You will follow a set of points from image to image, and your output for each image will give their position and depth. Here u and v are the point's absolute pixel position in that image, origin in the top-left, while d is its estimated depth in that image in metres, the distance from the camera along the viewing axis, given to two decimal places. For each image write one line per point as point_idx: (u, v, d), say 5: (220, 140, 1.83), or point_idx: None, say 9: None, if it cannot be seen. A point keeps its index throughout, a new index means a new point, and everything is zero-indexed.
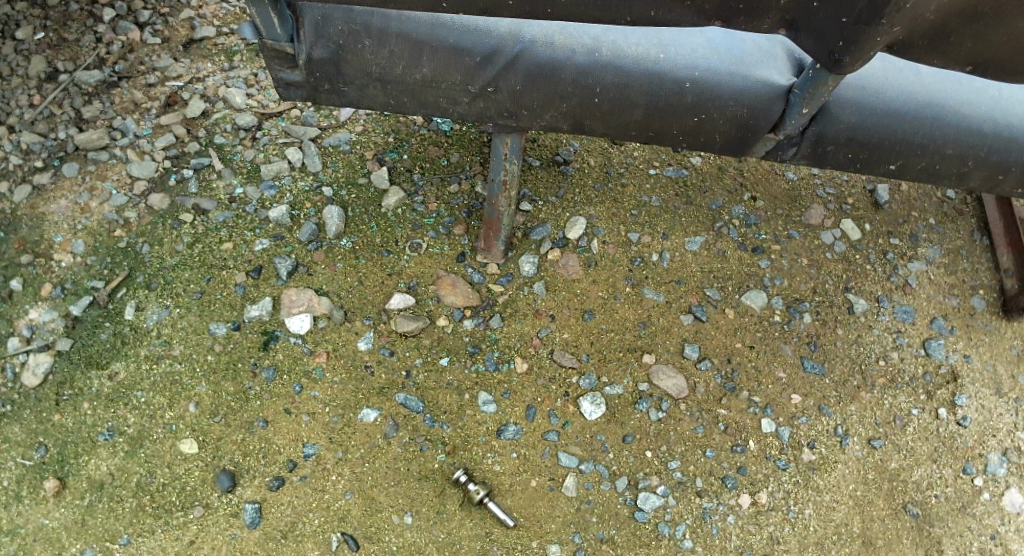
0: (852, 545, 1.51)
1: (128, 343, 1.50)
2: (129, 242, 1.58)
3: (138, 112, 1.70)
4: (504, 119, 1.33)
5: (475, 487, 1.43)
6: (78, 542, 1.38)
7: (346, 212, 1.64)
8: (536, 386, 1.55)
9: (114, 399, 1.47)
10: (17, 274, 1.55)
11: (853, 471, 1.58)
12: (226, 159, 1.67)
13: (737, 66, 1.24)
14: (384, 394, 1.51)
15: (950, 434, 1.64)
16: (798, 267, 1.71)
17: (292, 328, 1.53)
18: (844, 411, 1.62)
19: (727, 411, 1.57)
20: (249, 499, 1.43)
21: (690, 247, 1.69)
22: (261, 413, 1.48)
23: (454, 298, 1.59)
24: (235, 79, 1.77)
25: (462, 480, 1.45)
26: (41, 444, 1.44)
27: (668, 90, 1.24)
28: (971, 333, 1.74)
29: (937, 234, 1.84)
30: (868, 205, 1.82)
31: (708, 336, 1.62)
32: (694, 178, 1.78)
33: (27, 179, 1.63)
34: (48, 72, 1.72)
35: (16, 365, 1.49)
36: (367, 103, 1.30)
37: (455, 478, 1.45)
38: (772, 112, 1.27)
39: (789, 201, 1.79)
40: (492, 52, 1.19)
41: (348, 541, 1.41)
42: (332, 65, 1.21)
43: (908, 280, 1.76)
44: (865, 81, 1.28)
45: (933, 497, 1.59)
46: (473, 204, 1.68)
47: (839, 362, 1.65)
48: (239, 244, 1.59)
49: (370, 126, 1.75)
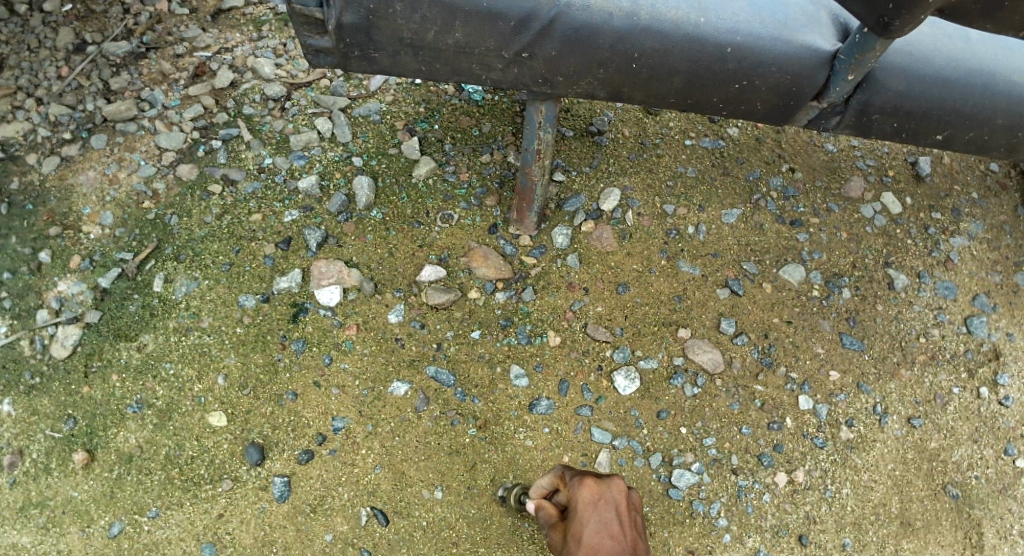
0: (890, 526, 1.50)
1: (156, 315, 1.49)
2: (157, 214, 1.57)
3: (167, 83, 1.68)
4: (539, 86, 1.28)
5: (505, 492, 1.43)
6: (107, 515, 1.38)
7: (376, 182, 1.62)
8: (569, 360, 1.52)
9: (143, 371, 1.46)
10: (46, 246, 1.54)
11: (893, 450, 1.55)
12: (255, 129, 1.65)
13: (780, 31, 1.20)
14: (415, 366, 1.49)
15: (991, 413, 1.61)
16: (838, 241, 1.68)
17: (322, 300, 1.51)
18: (884, 389, 1.58)
19: (764, 388, 1.54)
20: (278, 472, 1.42)
21: (727, 220, 1.65)
22: (291, 386, 1.46)
23: (487, 270, 1.57)
24: (264, 49, 1.75)
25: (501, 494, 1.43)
26: (69, 417, 1.43)
27: (709, 55, 1.20)
28: (1014, 311, 1.70)
29: (980, 209, 1.79)
30: (910, 179, 1.77)
31: (745, 311, 1.59)
32: (731, 149, 1.73)
33: (55, 151, 1.61)
34: (76, 44, 1.70)
35: (45, 337, 1.48)
36: (399, 70, 1.24)
37: (501, 497, 1.43)
38: (816, 79, 1.23)
39: (828, 173, 1.74)
40: (527, 17, 1.14)
41: (377, 515, 1.41)
42: (363, 32, 1.15)
43: (950, 256, 1.71)
44: (913, 47, 1.23)
45: (973, 478, 1.56)
46: (505, 175, 1.65)
47: (879, 338, 1.61)
48: (268, 215, 1.58)
49: (400, 96, 1.72)
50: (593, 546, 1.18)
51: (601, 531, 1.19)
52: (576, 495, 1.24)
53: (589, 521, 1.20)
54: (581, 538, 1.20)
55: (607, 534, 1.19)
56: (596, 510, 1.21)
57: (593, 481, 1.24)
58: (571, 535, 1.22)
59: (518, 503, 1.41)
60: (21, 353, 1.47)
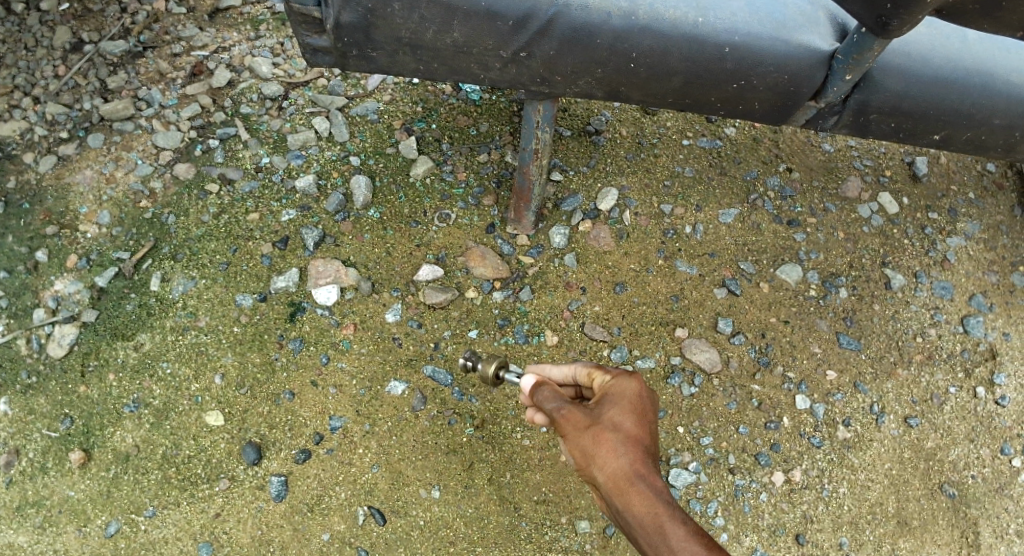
0: (887, 525, 1.51)
1: (153, 315, 1.49)
2: (154, 213, 1.56)
3: (164, 82, 1.68)
4: (537, 86, 1.28)
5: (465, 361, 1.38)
6: (103, 514, 1.38)
7: (373, 182, 1.62)
8: (566, 359, 1.53)
9: (140, 370, 1.45)
10: (42, 245, 1.53)
11: (889, 450, 1.55)
12: (252, 128, 1.65)
13: (779, 30, 1.20)
14: (412, 365, 1.49)
15: (988, 413, 1.61)
16: (835, 241, 1.68)
17: (319, 299, 1.51)
18: (881, 389, 1.59)
19: (761, 387, 1.54)
20: (276, 471, 1.42)
21: (724, 220, 1.65)
22: (288, 385, 1.46)
23: (484, 269, 1.57)
24: (261, 48, 1.75)
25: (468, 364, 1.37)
26: (66, 416, 1.43)
27: (708, 55, 1.20)
28: (1011, 311, 1.70)
29: (977, 209, 1.79)
30: (907, 179, 1.78)
31: (743, 310, 1.59)
32: (728, 148, 1.73)
33: (52, 150, 1.60)
34: (73, 43, 1.70)
35: (42, 336, 1.47)
36: (397, 69, 1.24)
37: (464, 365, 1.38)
38: (814, 79, 1.24)
39: (826, 173, 1.75)
40: (526, 16, 1.14)
41: (374, 515, 1.41)
42: (361, 31, 1.15)
43: (947, 256, 1.72)
44: (910, 47, 1.23)
45: (969, 477, 1.57)
46: (502, 174, 1.65)
47: (876, 338, 1.62)
48: (265, 214, 1.58)
49: (397, 95, 1.72)
50: (634, 434, 1.00)
51: (647, 424, 1.03)
52: (624, 382, 1.06)
53: (633, 411, 1.03)
54: (622, 423, 1.02)
55: (651, 430, 1.03)
56: (647, 402, 1.05)
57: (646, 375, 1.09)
58: (602, 413, 1.03)
59: (496, 378, 1.34)
60: (18, 353, 1.46)
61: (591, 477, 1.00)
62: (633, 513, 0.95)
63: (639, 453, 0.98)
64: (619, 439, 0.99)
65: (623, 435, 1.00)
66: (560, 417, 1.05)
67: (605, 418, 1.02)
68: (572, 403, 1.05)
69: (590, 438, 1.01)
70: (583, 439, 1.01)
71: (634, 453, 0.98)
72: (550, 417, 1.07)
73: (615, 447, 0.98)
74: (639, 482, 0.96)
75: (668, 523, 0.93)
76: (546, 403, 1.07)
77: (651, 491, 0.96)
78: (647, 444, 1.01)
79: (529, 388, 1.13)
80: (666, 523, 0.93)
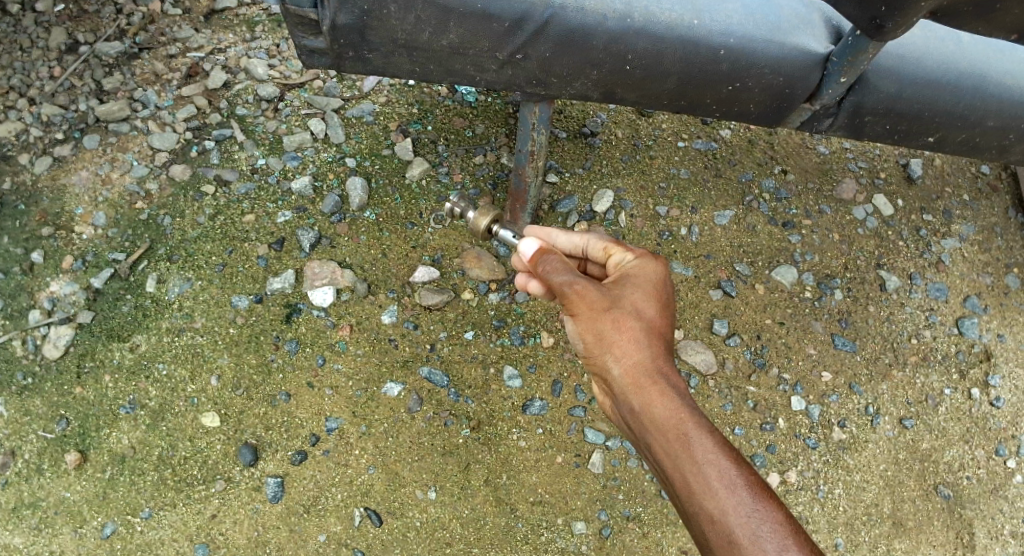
0: (882, 526, 1.51)
1: (149, 316, 1.49)
2: (150, 214, 1.56)
3: (160, 83, 1.68)
4: (533, 87, 1.28)
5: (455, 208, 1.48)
6: (100, 515, 1.38)
7: (370, 183, 1.62)
8: (562, 360, 1.54)
9: (136, 371, 1.45)
10: (38, 247, 1.53)
11: (884, 451, 1.55)
12: (249, 130, 1.65)
13: (774, 32, 1.20)
14: (408, 367, 1.49)
15: (982, 414, 1.61)
16: (830, 242, 1.68)
17: (315, 301, 1.51)
18: (876, 390, 1.59)
19: (756, 388, 1.55)
20: (272, 473, 1.42)
21: (719, 221, 1.66)
22: (284, 387, 1.46)
23: (480, 271, 1.57)
24: (257, 50, 1.75)
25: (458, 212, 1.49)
26: (62, 417, 1.43)
27: (703, 57, 1.20)
28: (1005, 312, 1.70)
29: (972, 210, 1.80)
30: (902, 181, 1.78)
31: (738, 312, 1.59)
32: (724, 150, 1.73)
33: (48, 151, 1.60)
34: (69, 44, 1.70)
35: (38, 338, 1.47)
36: (393, 71, 1.24)
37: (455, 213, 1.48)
38: (809, 81, 1.24)
39: (821, 174, 1.75)
40: (521, 18, 1.14)
41: (370, 516, 1.41)
42: (357, 33, 1.15)
43: (942, 258, 1.72)
44: (905, 50, 1.24)
45: (964, 478, 1.57)
46: (498, 175, 1.66)
47: (871, 339, 1.62)
48: (261, 216, 1.57)
49: (393, 96, 1.72)
50: (654, 324, 1.09)
51: (661, 318, 1.11)
52: (648, 270, 1.14)
53: (654, 301, 1.11)
54: (641, 315, 1.09)
55: (665, 326, 1.11)
56: (664, 293, 1.14)
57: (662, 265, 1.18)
58: (627, 297, 1.10)
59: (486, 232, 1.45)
60: (13, 354, 1.46)
61: (605, 355, 1.08)
62: (651, 410, 1.03)
63: (657, 346, 1.07)
64: (641, 328, 1.07)
65: (644, 328, 1.08)
66: (575, 292, 1.11)
67: (628, 300, 1.10)
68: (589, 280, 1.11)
69: (610, 322, 1.08)
70: (604, 317, 1.08)
71: (653, 344, 1.07)
72: (562, 291, 1.12)
73: (636, 335, 1.06)
74: (659, 380, 1.04)
75: (689, 429, 1.00)
76: (558, 275, 1.13)
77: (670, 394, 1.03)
78: (662, 338, 1.09)
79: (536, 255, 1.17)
80: (687, 428, 1.00)
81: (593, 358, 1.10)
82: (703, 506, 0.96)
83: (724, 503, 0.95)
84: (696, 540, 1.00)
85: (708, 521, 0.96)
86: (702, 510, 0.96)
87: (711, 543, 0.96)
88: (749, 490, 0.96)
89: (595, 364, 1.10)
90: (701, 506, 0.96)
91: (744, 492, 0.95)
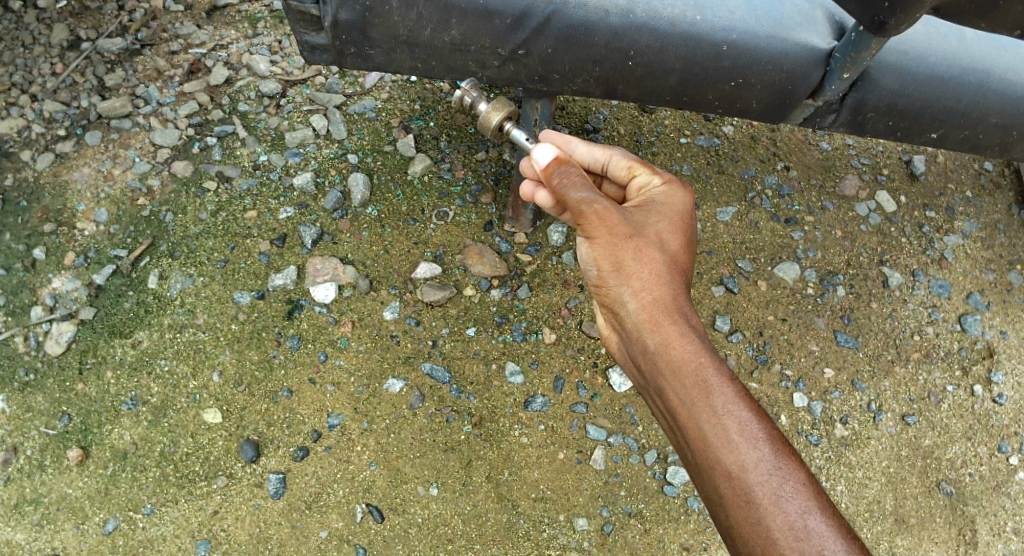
0: (884, 523, 1.51)
1: (151, 312, 1.49)
2: (152, 211, 1.56)
3: (161, 80, 1.68)
4: (534, 84, 1.28)
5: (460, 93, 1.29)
6: (101, 512, 1.38)
7: (371, 179, 1.62)
8: (564, 357, 1.54)
9: (137, 367, 1.45)
10: (39, 243, 1.53)
11: (887, 448, 1.55)
12: (251, 126, 1.65)
13: (776, 29, 1.20)
14: (410, 363, 1.49)
15: (985, 411, 1.61)
16: (832, 239, 1.68)
17: (317, 297, 1.51)
18: (878, 387, 1.59)
19: (758, 385, 1.55)
20: (274, 469, 1.42)
21: (722, 217, 1.65)
22: (286, 383, 1.46)
23: (481, 267, 1.57)
24: (259, 46, 1.75)
25: (467, 102, 1.29)
26: (64, 413, 1.43)
27: (705, 53, 1.20)
28: (1008, 309, 1.70)
29: (974, 207, 1.80)
30: (904, 178, 1.78)
31: (740, 308, 1.59)
32: (726, 146, 1.73)
33: (50, 147, 1.60)
34: (71, 41, 1.70)
35: (39, 334, 1.47)
36: (394, 67, 1.24)
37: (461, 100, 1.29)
38: (811, 77, 1.24)
39: (823, 171, 1.75)
40: (523, 14, 1.14)
41: (372, 512, 1.41)
42: (359, 29, 1.15)
43: (944, 254, 1.72)
44: (907, 46, 1.23)
45: (967, 475, 1.57)
46: (500, 172, 1.66)
47: (873, 336, 1.62)
48: (263, 212, 1.57)
49: (395, 93, 1.72)
50: (676, 257, 1.08)
51: (680, 252, 1.09)
52: (675, 201, 1.14)
53: (679, 235, 1.10)
54: (662, 249, 1.07)
55: (683, 262, 1.09)
56: (683, 226, 1.12)
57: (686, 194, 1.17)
58: (652, 228, 1.09)
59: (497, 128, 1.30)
60: (15, 350, 1.46)
61: (622, 284, 1.06)
62: (669, 351, 1.01)
63: (678, 283, 1.06)
64: (664, 261, 1.06)
65: (665, 262, 1.06)
66: (595, 213, 1.06)
67: (654, 231, 1.08)
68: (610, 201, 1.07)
69: (631, 252, 1.06)
70: (626, 243, 1.06)
71: (675, 277, 1.06)
72: (580, 210, 1.07)
73: (660, 268, 1.05)
74: (678, 320, 1.02)
75: (709, 376, 0.98)
76: (577, 191, 1.07)
77: (690, 336, 1.01)
78: (680, 274, 1.08)
79: (553, 165, 1.11)
80: (707, 375, 0.98)
81: (608, 287, 1.07)
82: (720, 459, 0.95)
83: (744, 459, 0.93)
84: (706, 494, 0.98)
85: (725, 476, 0.94)
86: (719, 463, 0.95)
87: (724, 500, 0.95)
88: (771, 446, 0.94)
89: (609, 295, 1.07)
90: (718, 458, 0.95)
91: (765, 448, 0.94)
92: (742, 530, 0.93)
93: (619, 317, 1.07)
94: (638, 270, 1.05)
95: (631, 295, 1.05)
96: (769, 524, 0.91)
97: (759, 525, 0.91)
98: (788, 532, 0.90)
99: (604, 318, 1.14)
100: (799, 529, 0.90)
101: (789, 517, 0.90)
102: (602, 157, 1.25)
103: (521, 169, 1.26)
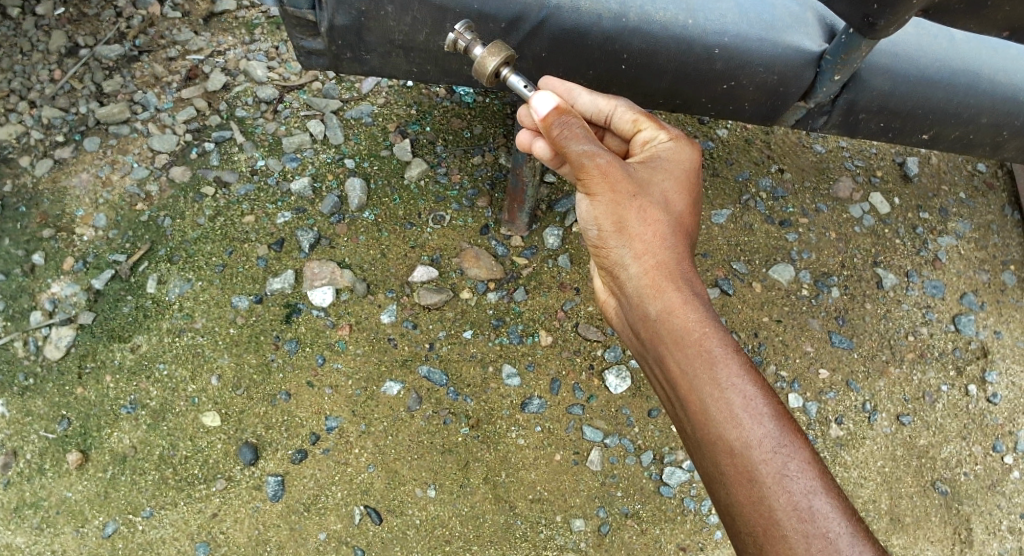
0: (880, 521, 1.51)
1: (149, 317, 1.50)
2: (151, 215, 1.57)
3: (159, 86, 1.69)
4: None
5: (452, 36, 1.10)
6: (101, 515, 1.39)
7: (369, 184, 1.63)
8: (560, 359, 1.55)
9: (136, 372, 1.46)
10: (39, 248, 1.54)
11: (882, 447, 1.56)
12: (248, 131, 1.66)
13: (768, 31, 1.21)
14: (407, 366, 1.50)
15: (979, 411, 1.62)
16: (826, 241, 1.69)
17: (315, 301, 1.52)
18: (872, 387, 1.60)
19: None
20: (272, 472, 1.43)
21: (716, 220, 1.67)
22: (284, 386, 1.47)
23: (478, 270, 1.59)
24: (256, 52, 1.76)
25: (462, 46, 1.11)
26: (64, 417, 1.44)
27: (697, 56, 1.21)
28: (1002, 308, 1.71)
29: (968, 208, 1.81)
30: (898, 179, 1.79)
31: (735, 310, 1.60)
32: (721, 149, 1.74)
33: (49, 153, 1.61)
34: (69, 47, 1.70)
35: (39, 339, 1.48)
36: (390, 71, 1.24)
37: (455, 42, 1.11)
38: (803, 79, 1.25)
39: (817, 173, 1.76)
40: (517, 18, 1.14)
41: (370, 514, 1.42)
42: (355, 33, 1.16)
43: (938, 255, 1.73)
44: (898, 48, 1.25)
45: (961, 474, 1.58)
46: (496, 176, 1.68)
47: (868, 337, 1.63)
48: (261, 216, 1.58)
49: (392, 98, 1.73)
50: (682, 219, 1.07)
51: (683, 214, 1.08)
52: (682, 160, 1.13)
53: (685, 197, 1.10)
54: (665, 211, 1.06)
55: (686, 224, 1.08)
56: (686, 187, 1.11)
57: (692, 152, 1.16)
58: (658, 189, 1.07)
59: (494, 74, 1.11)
60: (15, 355, 1.47)
61: (624, 243, 1.04)
62: (672, 319, 1.00)
63: (682, 247, 1.05)
64: (670, 223, 1.05)
65: (669, 225, 1.05)
66: (597, 167, 1.03)
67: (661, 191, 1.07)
68: (612, 156, 1.05)
69: (634, 211, 1.04)
70: (631, 202, 1.04)
71: (680, 239, 1.05)
72: (581, 163, 1.04)
73: (666, 231, 1.04)
74: (682, 287, 1.01)
75: (713, 347, 0.97)
76: (578, 143, 1.04)
77: (693, 304, 1.00)
78: (683, 237, 1.07)
79: (553, 114, 1.05)
80: (710, 345, 0.97)
81: (608, 249, 1.06)
82: (722, 434, 0.95)
83: (748, 435, 0.94)
84: (705, 469, 0.99)
85: (726, 451, 0.95)
86: (722, 439, 0.95)
87: (725, 476, 0.95)
88: (773, 423, 0.94)
89: (610, 256, 1.06)
90: (720, 433, 0.95)
91: (767, 424, 0.94)
92: (742, 508, 0.94)
93: (619, 280, 1.06)
94: (641, 231, 1.04)
95: (633, 257, 1.04)
96: (771, 501, 0.92)
97: (760, 504, 0.92)
98: (792, 512, 0.91)
99: (602, 280, 1.13)
100: (803, 510, 0.91)
101: (793, 496, 0.92)
102: (606, 107, 1.18)
103: (519, 116, 1.18)
